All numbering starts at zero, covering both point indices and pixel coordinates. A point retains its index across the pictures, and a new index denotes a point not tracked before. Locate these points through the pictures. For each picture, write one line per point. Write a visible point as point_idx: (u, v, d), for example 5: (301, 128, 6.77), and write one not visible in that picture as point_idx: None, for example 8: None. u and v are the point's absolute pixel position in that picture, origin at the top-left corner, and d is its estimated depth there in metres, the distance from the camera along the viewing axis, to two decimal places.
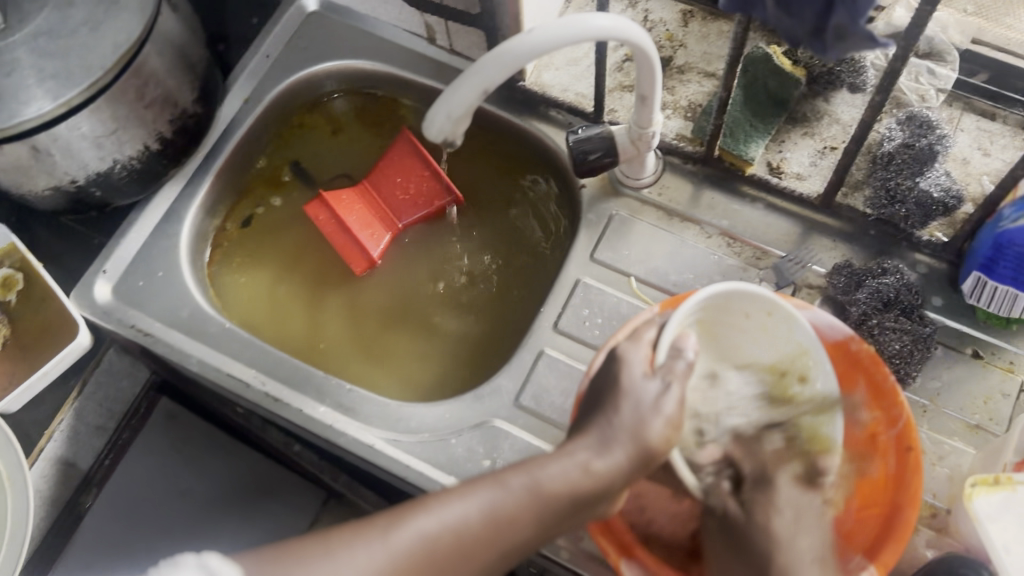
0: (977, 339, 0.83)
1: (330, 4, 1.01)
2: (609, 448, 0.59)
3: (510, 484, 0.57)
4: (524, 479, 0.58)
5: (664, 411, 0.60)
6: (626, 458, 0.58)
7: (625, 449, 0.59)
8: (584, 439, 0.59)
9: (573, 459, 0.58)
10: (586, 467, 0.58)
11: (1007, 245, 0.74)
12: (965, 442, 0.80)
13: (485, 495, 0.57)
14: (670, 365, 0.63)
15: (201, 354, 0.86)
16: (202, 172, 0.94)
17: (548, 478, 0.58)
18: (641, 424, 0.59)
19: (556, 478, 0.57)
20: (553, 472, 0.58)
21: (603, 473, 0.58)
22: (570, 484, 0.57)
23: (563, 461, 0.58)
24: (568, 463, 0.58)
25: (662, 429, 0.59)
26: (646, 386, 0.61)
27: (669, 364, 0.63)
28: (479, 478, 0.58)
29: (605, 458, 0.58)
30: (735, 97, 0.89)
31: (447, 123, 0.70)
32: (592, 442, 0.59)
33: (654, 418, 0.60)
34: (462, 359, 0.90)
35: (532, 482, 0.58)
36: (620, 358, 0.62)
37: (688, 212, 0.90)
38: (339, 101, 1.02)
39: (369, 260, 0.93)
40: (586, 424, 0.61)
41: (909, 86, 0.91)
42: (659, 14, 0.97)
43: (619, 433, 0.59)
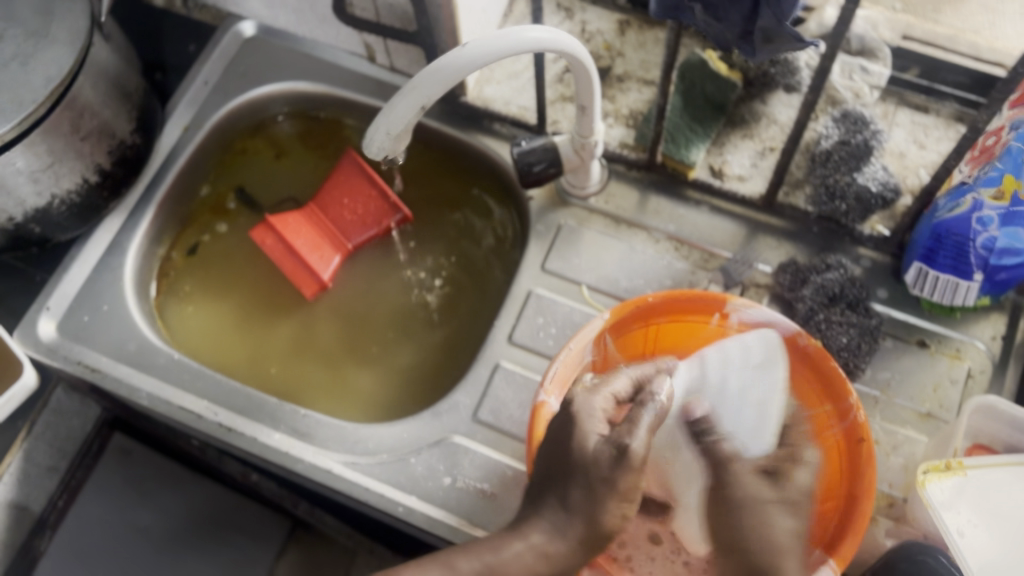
0: (922, 329, 0.84)
1: (267, 27, 1.01)
2: (564, 532, 0.56)
3: (460, 569, 0.55)
4: (476, 562, 0.55)
5: (622, 467, 0.57)
6: (580, 542, 0.56)
7: (580, 536, 0.56)
8: (542, 520, 0.57)
9: (528, 543, 0.56)
10: (541, 551, 0.56)
11: (945, 235, 0.76)
12: (916, 430, 0.81)
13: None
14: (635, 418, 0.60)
15: (151, 387, 0.85)
16: (145, 202, 0.93)
17: (501, 560, 0.55)
18: (596, 500, 0.57)
19: (508, 566, 0.55)
20: (503, 554, 0.55)
21: (559, 556, 0.56)
22: (522, 566, 0.55)
23: (516, 543, 0.56)
24: (521, 545, 0.56)
25: (619, 513, 0.57)
26: (602, 451, 0.58)
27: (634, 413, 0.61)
28: (431, 560, 0.56)
29: (561, 543, 0.56)
30: (675, 102, 0.90)
31: (387, 141, 0.69)
32: (546, 521, 0.57)
33: (612, 500, 0.57)
34: (418, 378, 0.89)
35: (485, 568, 0.55)
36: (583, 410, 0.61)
37: (636, 218, 0.91)
38: (283, 124, 1.02)
39: (319, 283, 0.93)
40: (544, 494, 0.59)
41: (843, 84, 0.93)
42: (596, 24, 0.98)
43: (575, 519, 0.57)
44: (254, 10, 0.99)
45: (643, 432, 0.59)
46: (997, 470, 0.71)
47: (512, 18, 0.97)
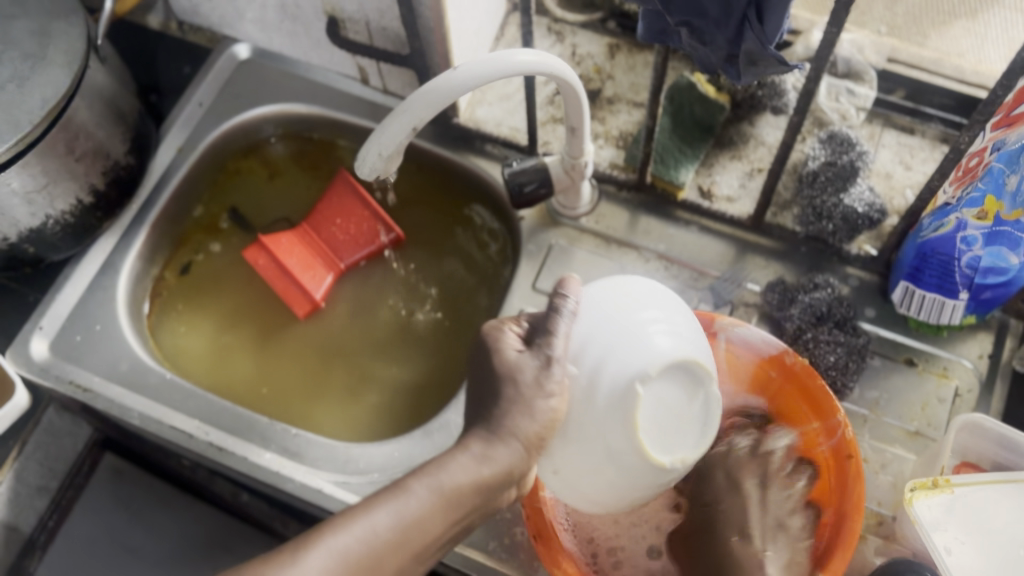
0: (911, 348, 0.85)
1: (261, 49, 1.02)
2: (504, 434, 0.56)
3: (412, 490, 0.53)
4: (428, 486, 0.54)
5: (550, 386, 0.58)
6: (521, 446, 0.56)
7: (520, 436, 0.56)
8: (476, 431, 0.57)
9: (468, 453, 0.56)
10: (481, 457, 0.55)
11: (930, 254, 0.77)
12: (905, 449, 0.81)
13: (391, 505, 0.53)
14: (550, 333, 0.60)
15: (142, 407, 0.85)
16: (138, 223, 0.94)
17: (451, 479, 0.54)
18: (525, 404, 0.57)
19: (457, 477, 0.54)
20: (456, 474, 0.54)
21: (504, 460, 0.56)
22: (470, 479, 0.54)
23: (459, 458, 0.55)
24: (465, 457, 0.55)
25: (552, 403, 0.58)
26: (526, 361, 0.59)
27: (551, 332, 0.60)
28: (383, 489, 0.54)
29: (502, 445, 0.56)
30: (663, 123, 0.91)
31: (379, 162, 0.70)
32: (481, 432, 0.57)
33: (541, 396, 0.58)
34: (409, 396, 0.90)
35: (435, 486, 0.54)
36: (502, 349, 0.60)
37: (626, 238, 0.92)
38: (276, 145, 1.03)
39: (312, 302, 0.93)
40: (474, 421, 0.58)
41: (830, 106, 0.94)
42: (586, 48, 0.99)
43: (510, 421, 0.57)
44: (249, 33, 1.01)
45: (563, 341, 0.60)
46: (985, 488, 0.71)
47: (504, 41, 0.98)
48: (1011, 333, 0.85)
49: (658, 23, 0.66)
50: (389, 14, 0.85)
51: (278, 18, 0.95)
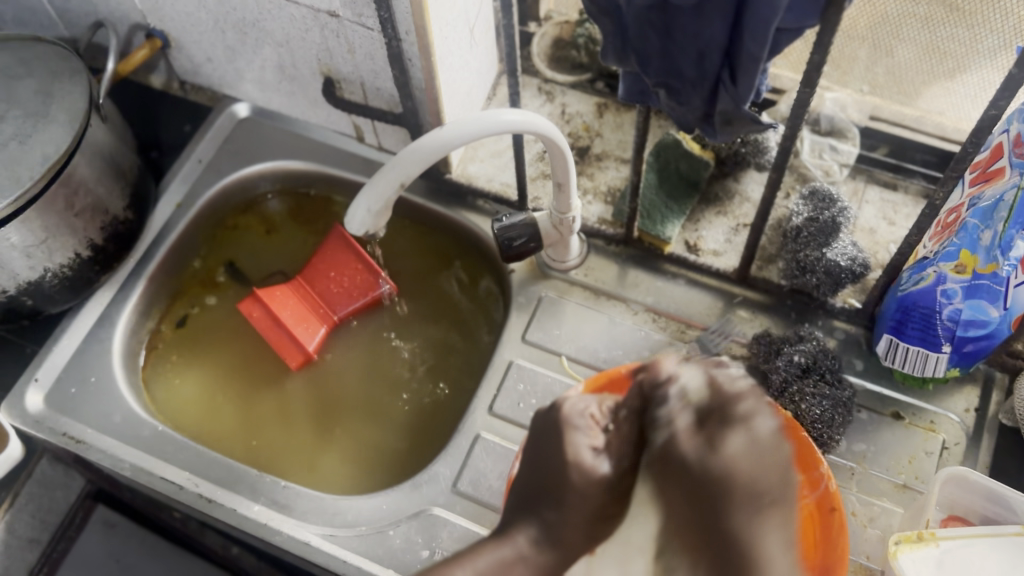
0: (898, 401, 0.86)
1: (261, 109, 1.05)
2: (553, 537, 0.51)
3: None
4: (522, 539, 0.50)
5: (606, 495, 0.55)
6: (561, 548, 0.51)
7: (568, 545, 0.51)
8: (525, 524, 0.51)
9: (511, 546, 0.49)
10: (522, 554, 0.49)
11: (912, 307, 0.78)
12: (892, 502, 0.81)
13: None
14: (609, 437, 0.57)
15: (134, 457, 0.86)
16: (136, 275, 0.96)
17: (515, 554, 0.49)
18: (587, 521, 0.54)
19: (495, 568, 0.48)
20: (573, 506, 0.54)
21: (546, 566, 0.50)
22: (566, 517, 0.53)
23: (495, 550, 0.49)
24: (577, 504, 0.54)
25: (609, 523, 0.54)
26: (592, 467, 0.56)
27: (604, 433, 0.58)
28: None
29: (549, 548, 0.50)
30: (650, 180, 0.93)
31: (368, 217, 0.72)
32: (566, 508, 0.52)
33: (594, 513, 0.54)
34: (400, 448, 0.90)
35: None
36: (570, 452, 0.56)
37: (616, 290, 0.93)
38: (273, 201, 1.05)
39: (305, 354, 0.94)
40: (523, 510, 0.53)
41: (814, 162, 0.97)
42: (575, 107, 1.02)
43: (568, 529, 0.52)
44: (249, 93, 1.04)
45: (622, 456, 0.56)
46: (971, 542, 0.71)
47: (495, 100, 1.01)
48: (996, 387, 0.86)
49: (637, 84, 0.68)
50: (383, 76, 0.88)
51: (277, 78, 0.98)
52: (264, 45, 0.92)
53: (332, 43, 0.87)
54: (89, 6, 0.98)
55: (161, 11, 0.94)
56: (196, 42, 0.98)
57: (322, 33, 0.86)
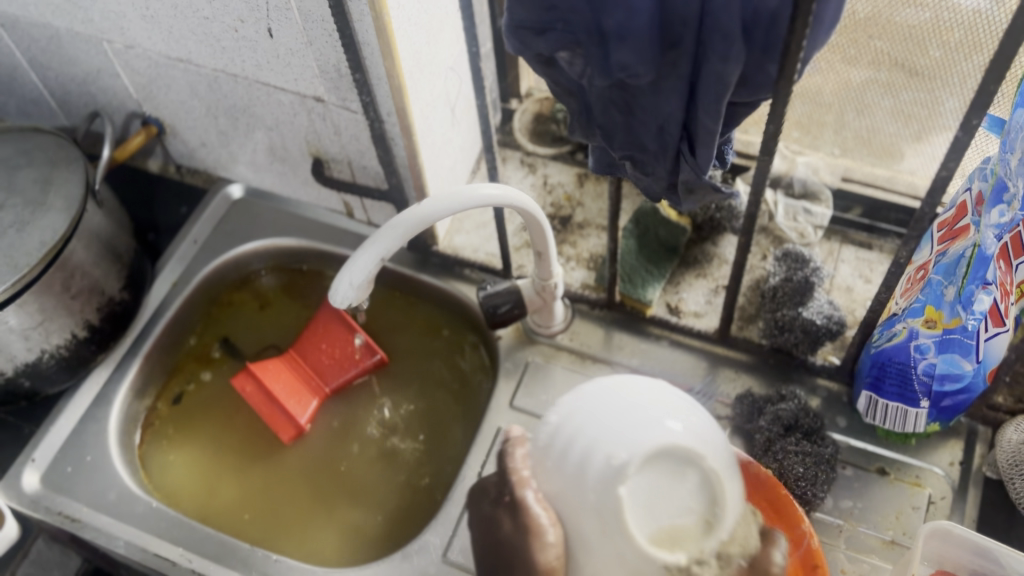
0: (881, 456, 0.87)
1: (253, 189, 1.09)
2: None
3: None
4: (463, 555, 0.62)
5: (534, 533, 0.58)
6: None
7: None
8: None
9: None
10: None
11: (888, 363, 0.79)
12: (882, 558, 0.81)
13: None
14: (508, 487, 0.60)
15: (128, 535, 0.87)
16: (131, 354, 0.98)
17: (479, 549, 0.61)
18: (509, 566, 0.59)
19: None
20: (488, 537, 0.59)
21: None
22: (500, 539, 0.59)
23: None
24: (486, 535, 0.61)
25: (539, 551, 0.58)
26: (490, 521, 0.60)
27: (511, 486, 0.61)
28: None
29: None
30: (629, 245, 0.96)
31: (351, 291, 0.73)
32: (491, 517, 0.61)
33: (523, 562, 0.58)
34: (392, 521, 0.91)
35: None
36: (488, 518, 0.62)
37: (602, 354, 0.95)
38: (267, 277, 1.08)
39: (297, 426, 0.96)
40: None
41: (789, 225, 1.01)
42: (557, 178, 1.06)
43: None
44: (242, 175, 1.08)
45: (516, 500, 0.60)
46: None
47: (479, 174, 1.05)
48: (979, 439, 0.86)
49: (606, 157, 0.70)
50: (368, 155, 0.92)
51: (268, 160, 1.01)
52: (255, 129, 0.96)
53: (319, 125, 0.91)
54: (89, 97, 1.03)
55: (156, 99, 0.98)
56: (191, 128, 1.02)
57: (309, 116, 0.89)
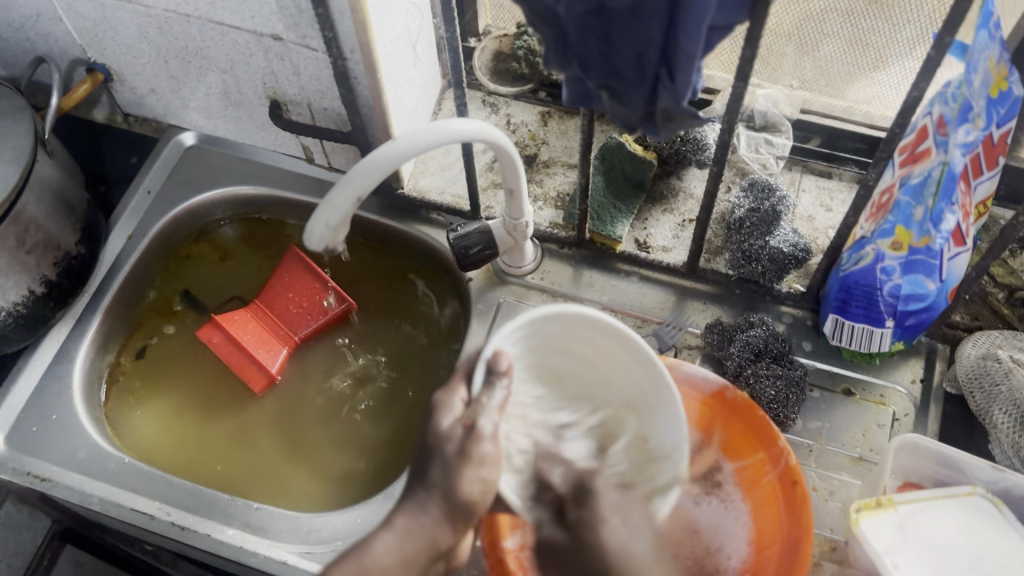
0: (848, 377, 0.89)
1: (206, 136, 1.06)
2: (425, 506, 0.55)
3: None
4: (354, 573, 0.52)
5: (482, 428, 0.57)
6: (445, 515, 0.55)
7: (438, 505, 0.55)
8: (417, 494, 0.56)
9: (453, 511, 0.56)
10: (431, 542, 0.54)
11: (855, 286, 0.81)
12: (851, 475, 0.85)
13: None
14: (478, 402, 0.59)
15: (103, 492, 0.85)
16: (91, 310, 0.95)
17: (375, 558, 0.53)
18: (452, 476, 0.55)
19: (383, 557, 0.53)
20: (377, 552, 0.53)
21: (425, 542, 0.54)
22: (399, 555, 0.53)
23: (383, 538, 0.54)
24: (389, 535, 0.54)
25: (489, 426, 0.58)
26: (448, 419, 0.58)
27: (484, 394, 0.60)
28: None
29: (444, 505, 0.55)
30: (597, 182, 0.96)
31: (326, 232, 0.70)
32: (409, 504, 0.55)
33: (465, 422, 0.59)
34: (362, 470, 0.91)
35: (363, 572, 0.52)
36: (437, 406, 0.59)
37: (573, 291, 0.95)
38: (226, 228, 1.05)
39: (267, 377, 0.94)
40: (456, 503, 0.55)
41: (751, 157, 1.00)
42: (519, 117, 1.05)
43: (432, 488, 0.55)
44: (194, 122, 1.05)
45: (491, 411, 0.58)
46: (924, 505, 0.75)
47: (442, 114, 1.04)
48: (939, 356, 0.90)
49: (580, 88, 0.70)
50: (329, 96, 0.89)
51: (221, 104, 0.98)
52: (207, 72, 0.93)
53: (277, 66, 0.88)
54: (28, 44, 0.98)
55: (101, 44, 0.94)
56: (138, 73, 0.98)
57: (266, 56, 0.87)
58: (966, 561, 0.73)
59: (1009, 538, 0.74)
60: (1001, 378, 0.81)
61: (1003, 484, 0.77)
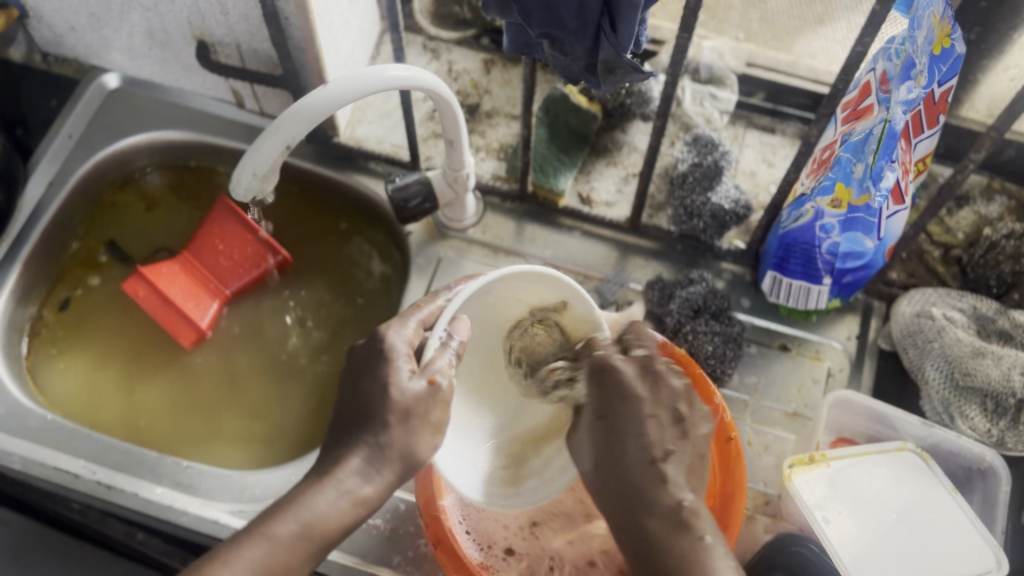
0: (784, 334, 0.90)
1: (132, 78, 1.01)
2: (376, 470, 0.56)
3: (278, 535, 0.53)
4: (293, 523, 0.53)
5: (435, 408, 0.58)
6: (389, 483, 0.57)
7: (391, 470, 0.57)
8: (349, 464, 0.56)
9: (376, 475, 0.56)
10: (352, 494, 0.55)
11: (794, 244, 0.80)
12: (785, 430, 0.85)
13: (255, 553, 0.52)
14: (435, 359, 0.59)
15: (23, 450, 0.82)
16: (10, 260, 0.90)
17: (318, 514, 0.54)
18: (412, 433, 0.57)
19: (326, 514, 0.54)
20: (321, 508, 0.54)
21: (371, 499, 0.56)
22: (339, 515, 0.54)
23: (325, 492, 0.55)
24: (334, 493, 0.55)
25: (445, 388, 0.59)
26: (411, 384, 0.58)
27: (435, 353, 0.59)
28: (241, 536, 0.52)
29: (371, 482, 0.56)
30: (540, 134, 0.94)
31: (255, 182, 0.66)
32: (359, 464, 0.56)
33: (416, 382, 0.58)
34: (290, 432, 0.88)
35: (302, 527, 0.53)
36: (387, 355, 0.59)
37: (514, 246, 0.94)
38: (152, 176, 1.01)
39: (197, 332, 0.92)
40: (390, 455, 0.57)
41: (695, 111, 0.99)
42: (462, 64, 1.02)
43: (389, 454, 0.57)
44: (119, 63, 0.99)
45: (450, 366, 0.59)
46: (853, 462, 0.76)
47: (380, 60, 1.00)
48: (875, 313, 0.91)
49: (521, 36, 0.67)
50: (259, 37, 0.85)
51: (147, 45, 0.93)
52: (130, 11, 0.87)
53: (203, 5, 0.83)
54: None
55: None
56: (56, 10, 0.92)
57: None
58: (893, 515, 0.74)
59: (936, 492, 0.75)
60: (934, 336, 0.83)
61: (931, 439, 0.79)
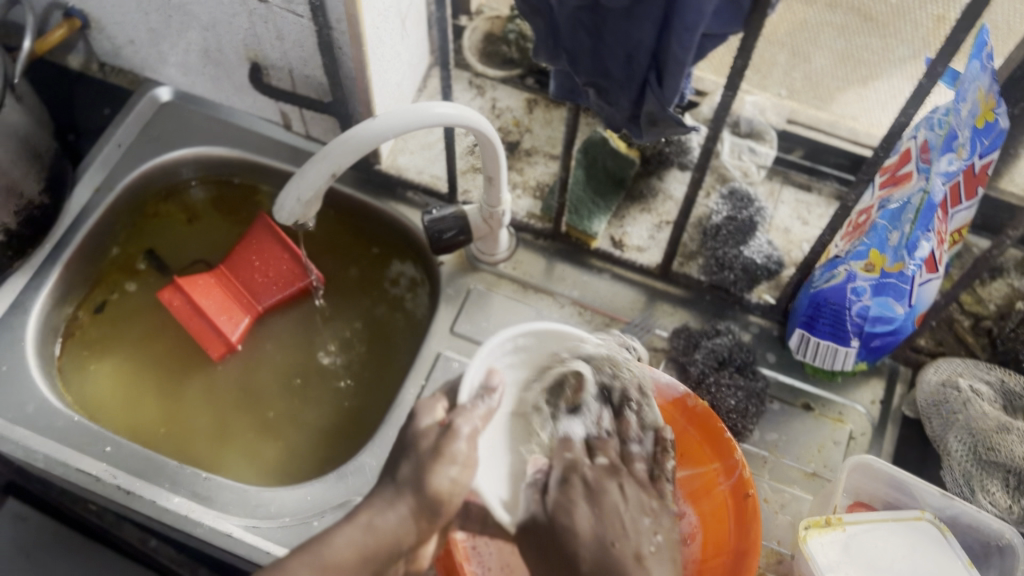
0: (807, 392, 0.89)
1: (183, 93, 1.03)
2: (393, 504, 0.53)
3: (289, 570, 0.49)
4: (306, 566, 0.50)
5: (452, 453, 0.56)
6: (411, 515, 0.53)
7: (408, 503, 0.54)
8: (370, 500, 0.54)
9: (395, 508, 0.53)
10: (369, 526, 0.52)
11: (824, 303, 0.80)
12: (803, 489, 0.85)
13: None
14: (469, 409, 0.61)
15: (47, 448, 0.82)
16: (51, 262, 0.93)
17: (333, 551, 0.50)
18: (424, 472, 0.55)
19: (341, 549, 0.51)
20: (339, 542, 0.51)
21: (388, 530, 0.52)
22: (358, 550, 0.51)
23: (345, 531, 0.51)
24: (350, 528, 0.52)
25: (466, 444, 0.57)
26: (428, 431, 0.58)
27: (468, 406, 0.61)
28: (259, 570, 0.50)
29: (387, 513, 0.53)
30: (578, 175, 0.95)
31: (298, 206, 0.68)
32: (377, 499, 0.54)
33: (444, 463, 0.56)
34: (309, 454, 0.89)
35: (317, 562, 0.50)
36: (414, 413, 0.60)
37: (543, 284, 0.95)
38: (196, 189, 1.03)
39: (227, 345, 0.93)
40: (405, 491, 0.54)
41: (733, 163, 0.99)
42: (505, 102, 1.03)
43: (404, 487, 0.54)
44: (172, 77, 1.02)
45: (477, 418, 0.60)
46: (869, 529, 0.75)
47: (426, 92, 1.02)
48: (900, 378, 0.90)
49: (568, 82, 0.69)
50: (311, 64, 0.87)
51: (201, 62, 0.96)
52: (189, 29, 0.90)
53: (260, 29, 0.85)
54: None
55: None
56: (118, 23, 0.95)
57: (249, 18, 0.84)
58: None
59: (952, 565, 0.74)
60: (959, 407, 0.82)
61: (949, 511, 0.78)
